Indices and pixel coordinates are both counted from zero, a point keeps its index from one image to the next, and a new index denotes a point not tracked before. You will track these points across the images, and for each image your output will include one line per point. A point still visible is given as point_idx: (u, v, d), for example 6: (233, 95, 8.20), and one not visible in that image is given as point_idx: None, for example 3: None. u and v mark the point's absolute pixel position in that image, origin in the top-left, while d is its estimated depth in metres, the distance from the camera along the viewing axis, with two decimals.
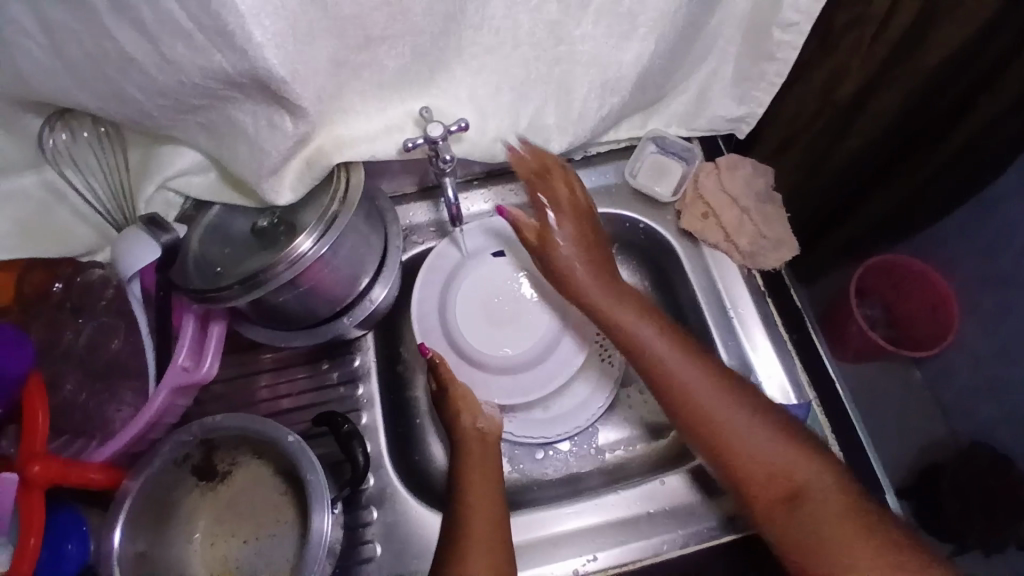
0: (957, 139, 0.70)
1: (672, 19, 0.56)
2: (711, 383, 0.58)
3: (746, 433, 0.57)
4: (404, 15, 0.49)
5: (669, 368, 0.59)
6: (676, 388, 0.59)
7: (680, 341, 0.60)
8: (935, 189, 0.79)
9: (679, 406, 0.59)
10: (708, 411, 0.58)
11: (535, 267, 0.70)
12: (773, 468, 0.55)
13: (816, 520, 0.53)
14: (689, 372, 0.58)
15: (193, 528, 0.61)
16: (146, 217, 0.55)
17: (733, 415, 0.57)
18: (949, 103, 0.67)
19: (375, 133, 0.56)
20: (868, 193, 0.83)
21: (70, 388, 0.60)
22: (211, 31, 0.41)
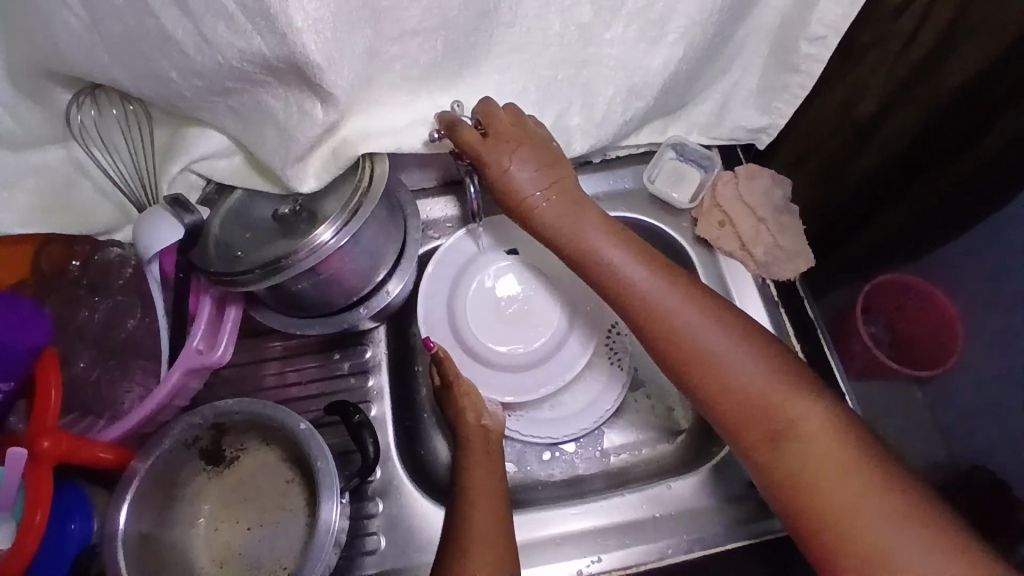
0: (966, 164, 0.71)
1: (701, 27, 0.57)
2: (703, 326, 0.56)
3: (741, 379, 0.54)
4: (439, 9, 0.49)
5: (657, 309, 0.57)
6: (662, 321, 0.56)
7: (670, 280, 0.58)
8: (945, 210, 0.80)
9: (669, 353, 0.56)
10: (699, 355, 0.55)
11: (547, 271, 0.71)
12: (759, 395, 0.54)
13: (817, 468, 0.51)
14: (680, 314, 0.56)
15: (198, 511, 0.61)
16: (170, 197, 0.55)
17: (726, 359, 0.55)
18: (964, 128, 0.67)
19: (402, 125, 0.56)
20: (877, 210, 0.83)
21: (82, 365, 0.61)
22: (253, 14, 0.41)
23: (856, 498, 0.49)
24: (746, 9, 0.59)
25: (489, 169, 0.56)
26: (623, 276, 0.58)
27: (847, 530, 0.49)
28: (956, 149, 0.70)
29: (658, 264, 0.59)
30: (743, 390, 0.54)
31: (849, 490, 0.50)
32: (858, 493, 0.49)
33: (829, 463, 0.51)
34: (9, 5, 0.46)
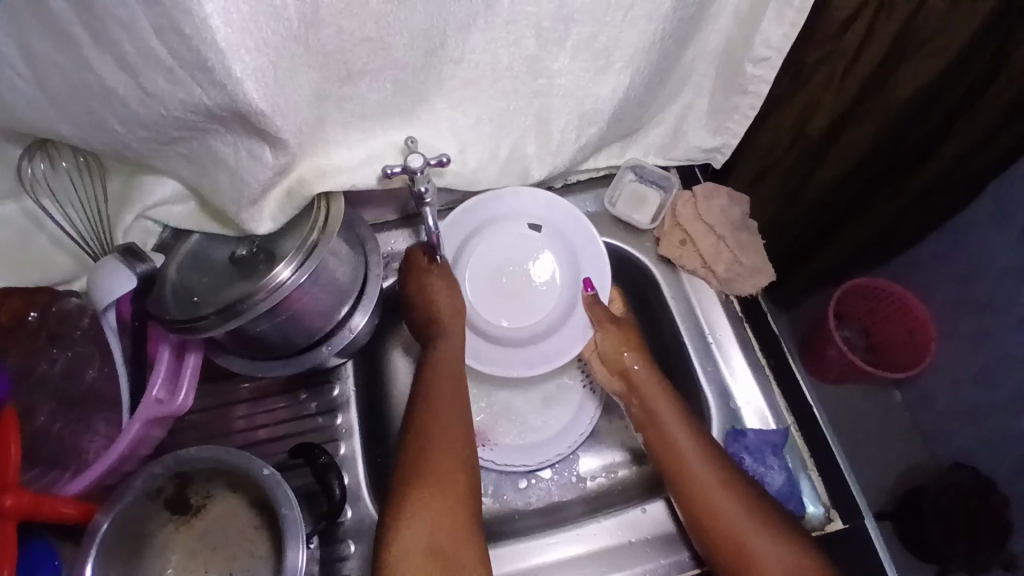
0: (931, 169, 0.74)
1: (647, 55, 0.58)
2: (749, 510, 0.58)
3: (784, 554, 0.56)
4: (385, 50, 0.49)
5: (705, 491, 0.59)
6: (697, 492, 0.59)
7: (717, 467, 0.60)
8: (914, 211, 0.83)
9: (715, 533, 0.58)
10: (748, 540, 0.57)
11: (561, 247, 0.69)
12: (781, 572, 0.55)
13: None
14: (728, 500, 0.58)
15: (165, 561, 0.59)
16: (123, 247, 0.53)
17: (769, 543, 0.56)
18: (922, 131, 0.70)
19: (357, 162, 0.56)
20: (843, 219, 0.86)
21: (44, 418, 0.59)
22: (191, 66, 0.41)
23: None
24: (691, 35, 0.60)
25: (616, 339, 0.68)
26: (681, 450, 0.61)
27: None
28: (919, 151, 0.73)
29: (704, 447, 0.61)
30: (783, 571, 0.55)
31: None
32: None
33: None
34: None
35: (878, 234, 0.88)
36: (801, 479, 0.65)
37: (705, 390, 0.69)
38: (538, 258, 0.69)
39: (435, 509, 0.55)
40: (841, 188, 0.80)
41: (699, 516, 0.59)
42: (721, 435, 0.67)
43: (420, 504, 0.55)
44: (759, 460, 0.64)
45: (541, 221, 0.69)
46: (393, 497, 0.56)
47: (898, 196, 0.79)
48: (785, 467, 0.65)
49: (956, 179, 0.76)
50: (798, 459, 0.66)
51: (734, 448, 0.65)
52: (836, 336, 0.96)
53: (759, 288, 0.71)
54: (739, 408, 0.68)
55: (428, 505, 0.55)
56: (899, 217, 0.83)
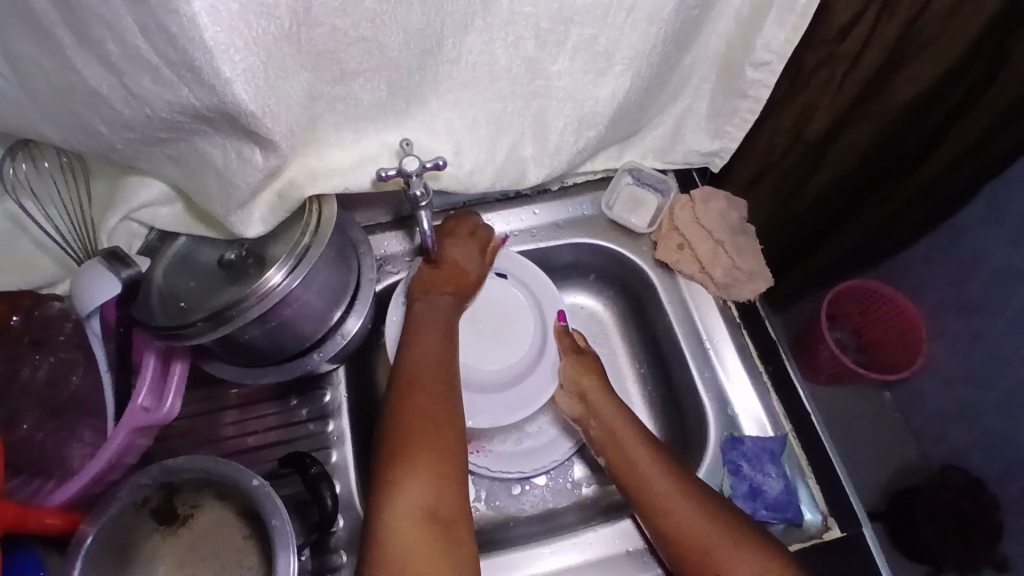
0: (926, 172, 0.75)
1: (648, 57, 0.57)
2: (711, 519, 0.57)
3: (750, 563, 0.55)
4: (380, 49, 0.48)
5: (665, 502, 0.58)
6: (662, 506, 0.58)
7: (675, 478, 0.59)
8: (907, 215, 0.83)
9: (680, 542, 0.57)
10: (714, 549, 0.56)
11: (529, 294, 0.69)
12: None
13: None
14: (689, 510, 0.57)
15: (152, 573, 0.58)
16: (107, 250, 0.52)
17: (735, 552, 0.55)
18: (916, 138, 0.70)
19: (350, 164, 0.55)
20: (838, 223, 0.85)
21: (27, 426, 0.57)
22: (178, 66, 0.39)
23: None
24: (692, 37, 0.59)
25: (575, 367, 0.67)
26: (639, 456, 0.61)
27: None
28: (913, 157, 0.73)
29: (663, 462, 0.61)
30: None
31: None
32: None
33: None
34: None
35: (872, 236, 0.88)
36: (799, 486, 0.65)
37: (703, 396, 0.68)
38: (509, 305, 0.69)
39: (432, 473, 0.55)
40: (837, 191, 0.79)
41: (663, 526, 0.58)
42: (719, 443, 0.66)
43: (416, 470, 0.54)
44: (757, 468, 0.64)
45: (507, 271, 0.70)
46: (389, 463, 0.55)
47: (892, 199, 0.79)
48: (782, 475, 0.65)
49: (949, 183, 0.77)
50: (796, 466, 0.65)
51: (731, 456, 0.65)
52: (830, 338, 0.95)
53: (758, 293, 0.70)
54: (738, 415, 0.67)
55: (423, 471, 0.54)
56: (892, 220, 0.84)
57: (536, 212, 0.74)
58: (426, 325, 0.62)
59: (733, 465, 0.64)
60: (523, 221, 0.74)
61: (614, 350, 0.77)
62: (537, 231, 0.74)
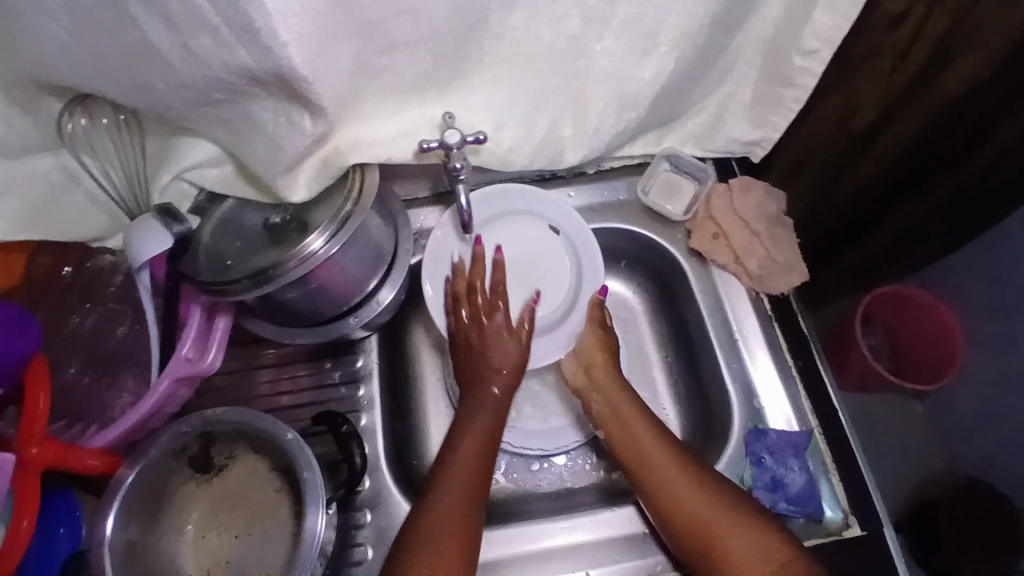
0: (957, 181, 0.73)
1: (693, 39, 0.56)
2: (715, 510, 0.56)
3: (754, 554, 0.53)
4: (428, 21, 0.49)
5: (667, 493, 0.58)
6: (658, 479, 0.59)
7: (678, 468, 0.59)
8: (949, 218, 0.80)
9: (684, 533, 0.57)
10: (717, 540, 0.55)
11: (571, 255, 0.68)
12: (750, 559, 0.53)
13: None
14: (693, 498, 0.57)
15: (185, 518, 0.61)
16: (159, 207, 0.55)
17: (738, 543, 0.54)
18: (959, 141, 0.68)
19: (392, 136, 0.56)
20: (873, 225, 0.84)
21: (73, 371, 0.61)
22: (236, 27, 0.41)
23: None
24: (738, 22, 0.59)
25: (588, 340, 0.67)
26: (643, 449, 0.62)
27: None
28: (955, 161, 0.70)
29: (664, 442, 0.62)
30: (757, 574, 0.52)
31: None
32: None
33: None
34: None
35: (910, 239, 0.86)
36: (821, 481, 0.64)
37: (729, 385, 0.68)
38: (554, 262, 0.68)
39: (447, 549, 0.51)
40: (869, 191, 0.78)
41: (666, 517, 0.58)
42: (743, 433, 0.66)
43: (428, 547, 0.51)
44: (780, 461, 0.64)
45: (561, 228, 0.68)
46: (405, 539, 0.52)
47: (923, 207, 0.78)
48: (805, 469, 0.64)
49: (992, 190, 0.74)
50: (820, 461, 0.65)
51: (754, 447, 0.65)
52: (863, 341, 0.93)
53: (791, 286, 0.69)
54: (763, 407, 0.67)
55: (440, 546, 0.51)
56: (932, 222, 0.81)
57: (572, 194, 0.75)
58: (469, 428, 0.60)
59: (756, 456, 0.64)
60: None
61: (641, 337, 0.77)
62: None
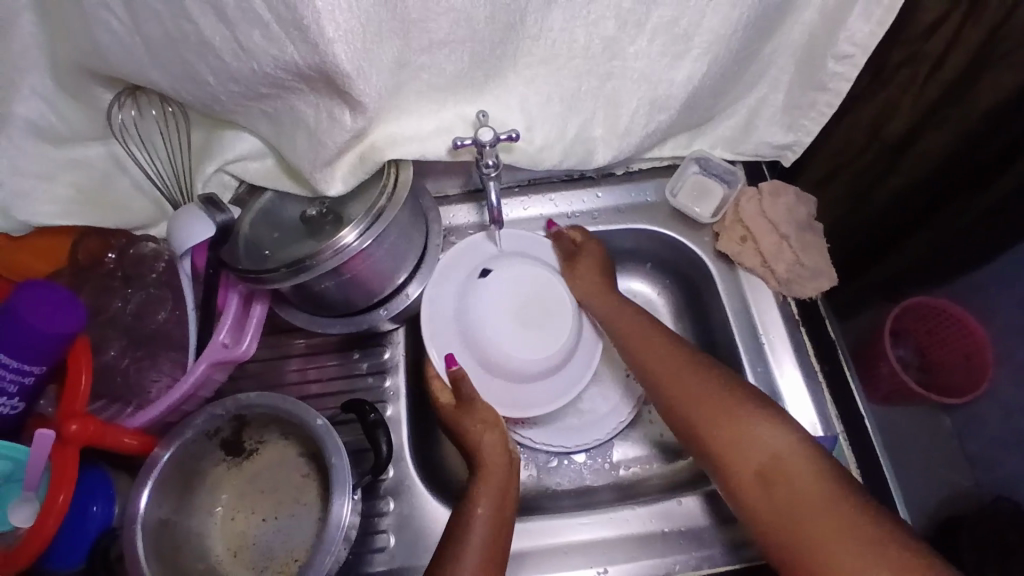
0: (997, 193, 0.72)
1: (727, 43, 0.57)
2: (723, 405, 0.57)
3: (758, 444, 0.54)
4: (468, 21, 0.50)
5: (679, 394, 0.60)
6: (655, 370, 0.62)
7: (694, 372, 0.60)
8: (981, 228, 0.79)
9: (692, 430, 0.58)
10: (719, 432, 0.56)
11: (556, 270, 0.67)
12: (752, 444, 0.54)
13: (802, 513, 0.50)
14: (697, 386, 0.59)
15: (215, 500, 0.62)
16: (204, 197, 0.56)
17: (740, 436, 0.55)
18: (997, 147, 0.67)
19: (427, 133, 0.57)
20: (908, 236, 0.83)
21: (113, 353, 0.61)
22: (287, 23, 0.43)
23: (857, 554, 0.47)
24: (774, 25, 0.59)
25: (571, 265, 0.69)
26: (667, 362, 0.62)
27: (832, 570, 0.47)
28: (991, 170, 0.70)
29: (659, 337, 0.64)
30: (757, 467, 0.53)
31: (825, 524, 0.49)
32: (836, 527, 0.48)
33: (806, 500, 0.50)
34: (49, 8, 0.48)
35: (946, 250, 0.85)
36: None
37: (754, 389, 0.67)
38: (542, 286, 0.65)
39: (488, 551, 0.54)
40: (908, 200, 0.77)
41: (682, 422, 0.59)
42: None
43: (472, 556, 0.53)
44: None
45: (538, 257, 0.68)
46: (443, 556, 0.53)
47: (961, 219, 0.77)
48: None
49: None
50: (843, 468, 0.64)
51: None
52: (892, 354, 0.92)
53: (819, 292, 0.69)
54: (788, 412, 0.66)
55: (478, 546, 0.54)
56: (964, 232, 0.80)
57: (599, 194, 0.75)
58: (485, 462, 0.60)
59: None
60: (585, 203, 0.75)
61: None
62: (598, 213, 0.75)
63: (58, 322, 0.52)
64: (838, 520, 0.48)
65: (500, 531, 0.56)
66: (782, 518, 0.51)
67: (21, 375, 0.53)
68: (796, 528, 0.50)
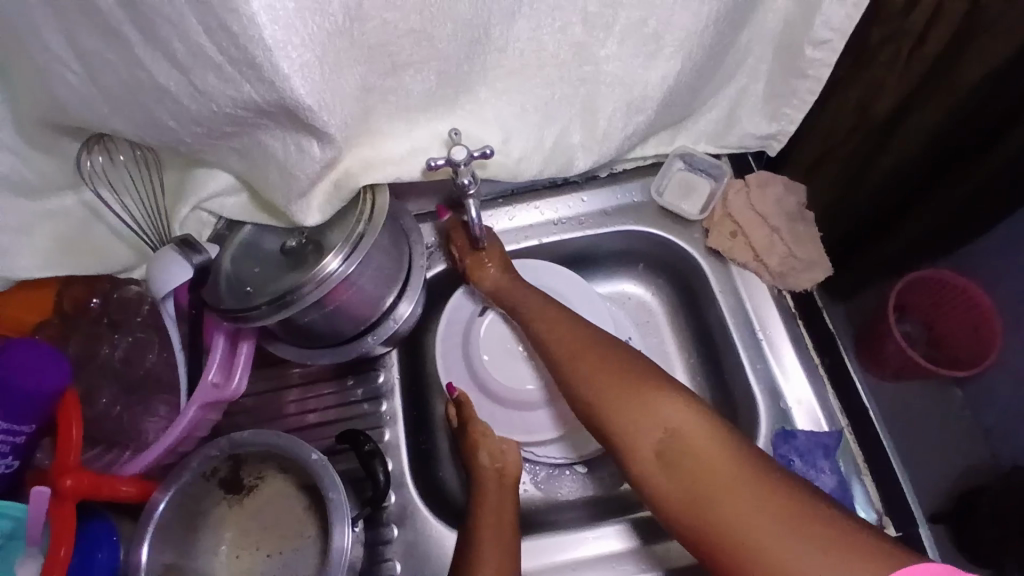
0: (978, 174, 0.71)
1: (699, 38, 0.55)
2: (621, 391, 0.54)
3: (659, 425, 0.51)
4: (429, 41, 0.49)
5: (583, 382, 0.57)
6: (560, 358, 0.60)
7: (600, 361, 0.58)
8: (976, 204, 0.77)
9: (598, 423, 0.55)
10: (617, 416, 0.53)
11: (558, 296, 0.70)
12: (647, 424, 0.52)
13: (706, 486, 0.47)
14: (597, 373, 0.57)
15: (219, 539, 0.62)
16: (180, 239, 0.55)
17: (638, 422, 0.52)
18: (978, 130, 0.67)
19: (402, 155, 0.56)
20: (904, 215, 0.81)
21: (105, 401, 0.61)
22: (240, 63, 0.42)
23: (765, 524, 0.44)
24: (747, 16, 0.57)
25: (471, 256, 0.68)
26: (575, 352, 0.60)
27: (744, 547, 0.44)
28: (974, 149, 0.69)
29: (566, 326, 0.62)
30: (656, 449, 0.51)
31: (736, 498, 0.46)
32: (746, 499, 0.45)
33: (707, 479, 0.47)
34: (5, 64, 0.47)
35: (935, 231, 0.84)
36: (853, 483, 0.62)
37: (754, 386, 0.66)
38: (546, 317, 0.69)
39: (499, 556, 0.56)
40: (901, 178, 0.76)
41: (587, 411, 0.56)
42: (770, 435, 0.64)
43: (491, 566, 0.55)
44: (810, 464, 0.61)
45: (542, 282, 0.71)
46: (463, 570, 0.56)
47: (953, 199, 0.76)
48: (837, 471, 0.62)
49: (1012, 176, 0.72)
50: (851, 463, 0.63)
51: (783, 450, 0.62)
52: (895, 330, 0.91)
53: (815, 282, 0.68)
54: (791, 407, 0.65)
55: (490, 552, 0.56)
56: (960, 212, 0.79)
57: (585, 199, 0.74)
58: (485, 482, 0.62)
59: (785, 460, 0.62)
60: (571, 208, 0.74)
61: (662, 339, 0.76)
62: (585, 218, 0.74)
63: (45, 380, 0.52)
64: (750, 492, 0.46)
65: (507, 541, 0.58)
66: (687, 502, 0.48)
67: (13, 435, 0.52)
68: (702, 506, 0.47)
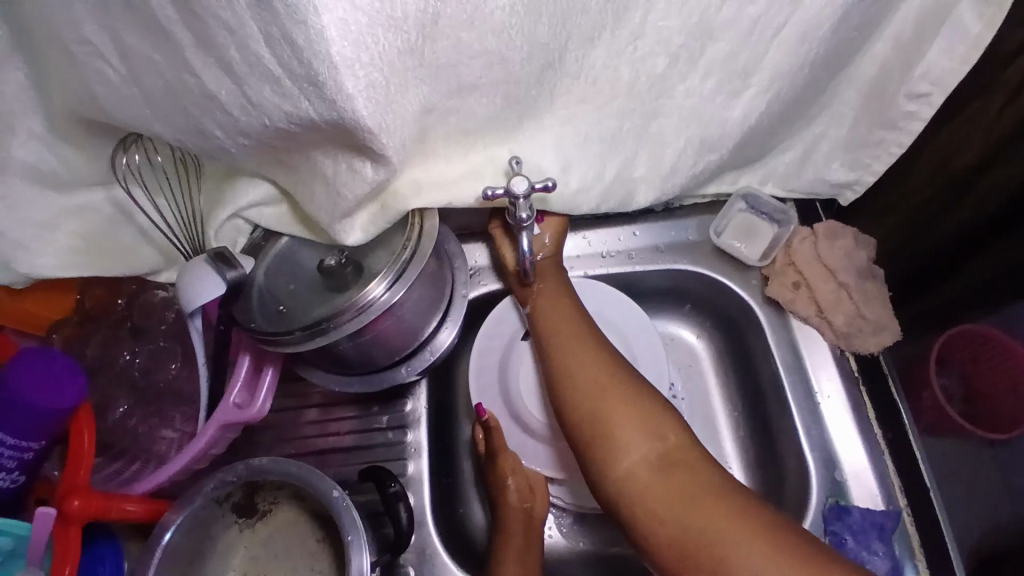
0: None
1: (787, 81, 0.52)
2: (623, 395, 0.52)
3: (656, 431, 0.51)
4: (502, 63, 0.46)
5: (576, 369, 0.55)
6: (551, 338, 0.58)
7: (602, 357, 0.55)
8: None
9: (588, 411, 0.52)
10: (611, 411, 0.52)
11: (607, 328, 0.65)
12: (643, 425, 0.51)
13: (690, 497, 0.47)
14: (595, 365, 0.55)
15: (226, 565, 0.58)
16: (214, 251, 0.51)
17: (639, 427, 0.51)
18: None
19: (455, 178, 0.51)
20: (944, 283, 0.74)
21: (123, 410, 0.59)
22: (301, 79, 0.38)
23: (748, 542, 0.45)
24: (839, 61, 0.53)
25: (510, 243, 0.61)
26: (569, 339, 0.57)
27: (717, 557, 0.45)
28: None
29: (560, 309, 0.59)
30: (646, 452, 0.50)
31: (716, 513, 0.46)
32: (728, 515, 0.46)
33: (701, 493, 0.47)
34: (49, 58, 0.45)
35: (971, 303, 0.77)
36: (907, 568, 0.58)
37: (808, 453, 0.61)
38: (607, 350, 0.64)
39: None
40: (960, 244, 0.68)
41: (576, 398, 0.54)
42: (822, 509, 0.59)
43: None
44: (863, 545, 0.57)
45: (594, 310, 0.65)
46: None
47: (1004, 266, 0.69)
48: (891, 555, 0.57)
49: None
50: (907, 546, 0.58)
51: (835, 527, 0.57)
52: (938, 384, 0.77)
53: (883, 347, 0.63)
54: (846, 481, 0.60)
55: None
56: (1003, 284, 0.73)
57: (636, 233, 0.70)
58: (510, 519, 0.58)
59: (836, 538, 0.57)
60: (621, 242, 0.70)
61: (707, 387, 0.71)
62: (634, 253, 0.70)
63: (59, 396, 0.49)
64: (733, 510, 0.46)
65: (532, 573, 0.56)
66: (671, 511, 0.47)
67: (20, 451, 0.50)
68: (678, 514, 0.47)
